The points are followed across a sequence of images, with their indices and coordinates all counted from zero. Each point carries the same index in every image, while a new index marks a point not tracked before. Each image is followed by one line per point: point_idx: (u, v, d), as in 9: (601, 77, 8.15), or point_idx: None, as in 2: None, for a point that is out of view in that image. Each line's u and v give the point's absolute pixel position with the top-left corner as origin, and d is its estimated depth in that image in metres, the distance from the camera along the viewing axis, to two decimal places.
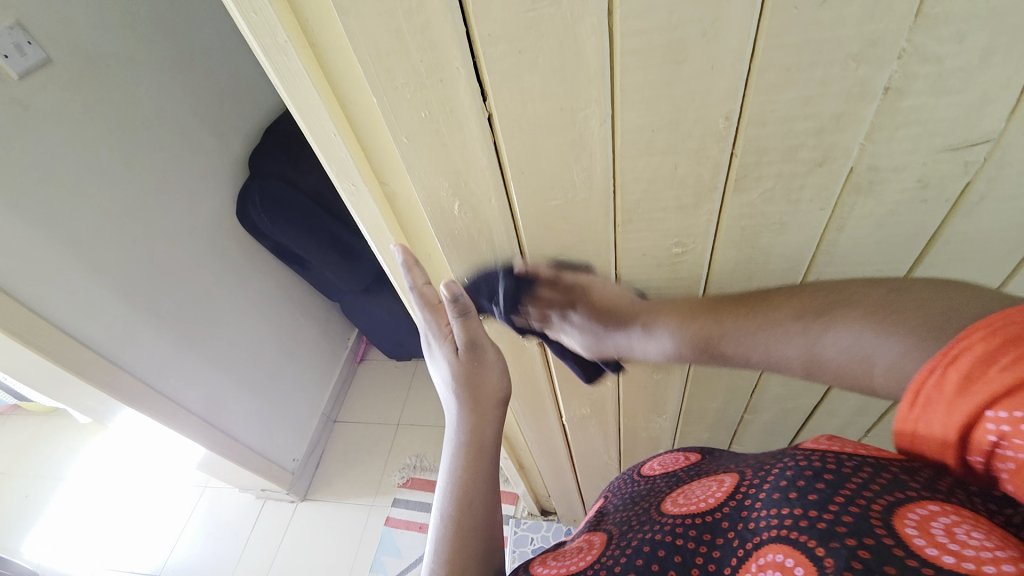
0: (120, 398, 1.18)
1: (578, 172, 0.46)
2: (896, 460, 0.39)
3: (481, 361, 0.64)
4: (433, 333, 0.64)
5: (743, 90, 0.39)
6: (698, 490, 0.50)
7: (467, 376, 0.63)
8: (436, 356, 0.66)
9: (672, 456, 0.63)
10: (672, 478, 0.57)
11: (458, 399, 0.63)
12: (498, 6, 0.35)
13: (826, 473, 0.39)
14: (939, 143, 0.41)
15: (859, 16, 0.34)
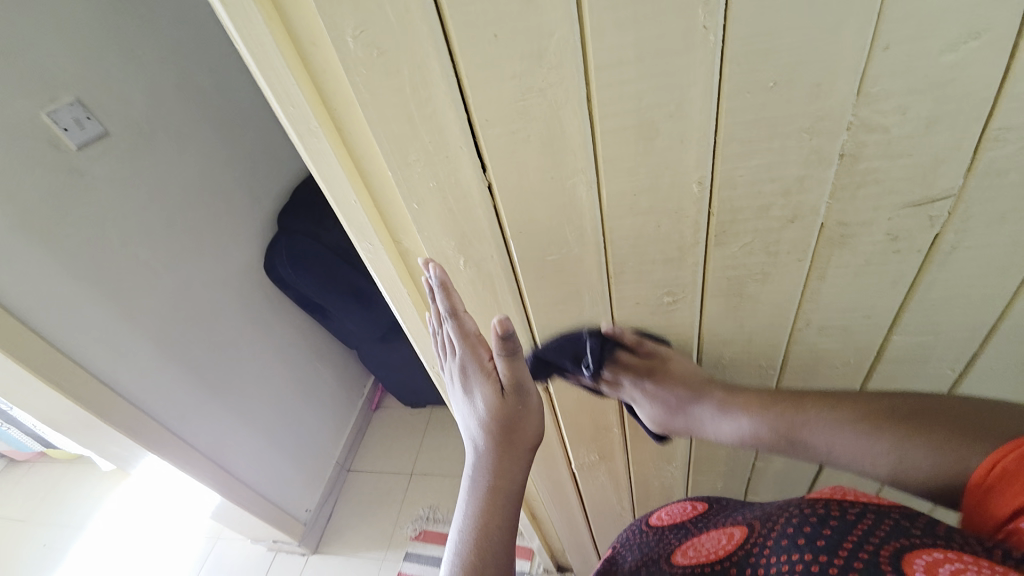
0: (143, 442, 1.22)
1: (571, 230, 0.51)
2: (896, 508, 0.43)
3: (516, 397, 0.62)
4: (474, 368, 0.62)
5: (712, 159, 0.44)
6: (709, 543, 0.53)
7: (499, 413, 0.61)
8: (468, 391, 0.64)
9: (678, 505, 0.64)
10: (681, 529, 0.58)
11: (485, 433, 0.62)
12: (493, 97, 0.42)
13: (831, 521, 0.43)
14: (900, 200, 0.45)
15: (805, 98, 0.39)
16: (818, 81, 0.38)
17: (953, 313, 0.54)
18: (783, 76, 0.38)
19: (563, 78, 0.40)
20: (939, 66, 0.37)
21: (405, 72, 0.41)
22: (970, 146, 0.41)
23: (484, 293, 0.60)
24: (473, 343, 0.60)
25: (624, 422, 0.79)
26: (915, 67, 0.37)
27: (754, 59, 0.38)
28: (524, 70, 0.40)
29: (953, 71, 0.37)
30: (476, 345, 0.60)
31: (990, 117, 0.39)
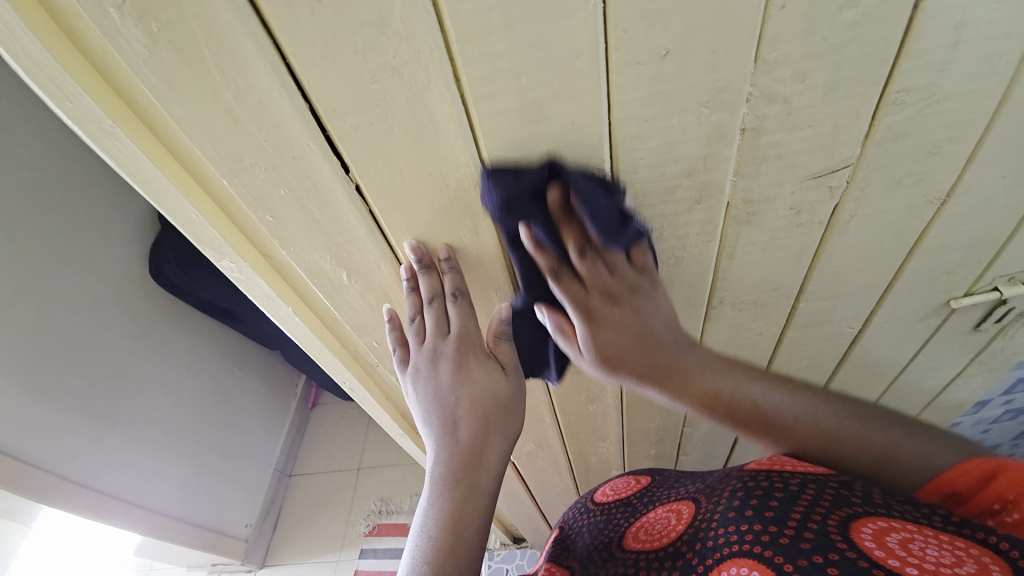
0: (34, 496, 1.01)
1: (464, 231, 0.45)
2: (832, 478, 0.42)
3: (494, 367, 0.49)
4: (458, 340, 0.49)
5: (609, 142, 0.39)
6: (660, 525, 0.48)
7: (471, 394, 0.48)
8: (420, 378, 0.49)
9: (623, 480, 0.61)
10: (628, 508, 0.54)
11: (446, 423, 0.47)
12: (334, 82, 0.33)
13: (776, 493, 0.41)
14: (803, 171, 0.42)
15: (701, 68, 0.34)
16: (714, 47, 0.33)
17: (854, 277, 0.55)
18: (677, 44, 0.33)
19: (418, 54, 0.32)
20: (837, 27, 0.33)
21: (207, 53, 0.31)
22: (868, 112, 0.38)
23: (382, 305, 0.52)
24: (433, 311, 0.49)
25: (555, 411, 0.76)
26: (812, 28, 0.33)
27: (640, 24, 0.32)
28: (368, 44, 0.31)
29: (853, 31, 0.33)
30: (437, 311, 0.49)
31: (889, 80, 0.36)
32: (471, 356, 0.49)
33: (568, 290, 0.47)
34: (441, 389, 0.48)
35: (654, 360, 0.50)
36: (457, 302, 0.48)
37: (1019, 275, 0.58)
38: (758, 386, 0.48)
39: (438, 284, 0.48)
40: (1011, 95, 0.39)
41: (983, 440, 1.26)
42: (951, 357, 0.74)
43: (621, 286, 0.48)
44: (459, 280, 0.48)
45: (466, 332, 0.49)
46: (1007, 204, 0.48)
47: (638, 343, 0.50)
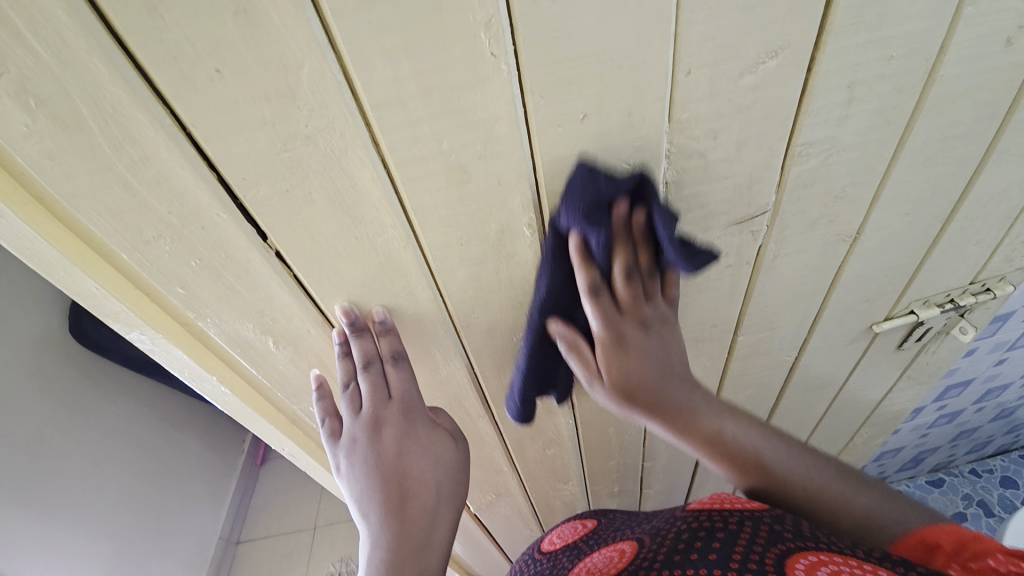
0: None
1: (398, 291, 0.43)
2: (767, 511, 0.47)
3: (438, 433, 0.50)
4: (397, 409, 0.47)
5: (539, 199, 0.39)
6: (602, 562, 0.54)
7: (414, 467, 0.47)
8: (358, 451, 0.47)
9: (569, 526, 0.67)
10: (573, 551, 0.60)
11: (390, 499, 0.46)
12: (242, 151, 0.31)
13: (719, 535, 0.46)
14: (726, 218, 0.44)
15: (620, 130, 0.35)
16: (629, 110, 0.34)
17: (786, 311, 0.57)
18: (593, 108, 0.34)
19: (329, 121, 0.31)
20: (740, 90, 0.35)
21: (96, 127, 0.29)
22: (778, 163, 0.41)
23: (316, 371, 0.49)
24: (369, 377, 0.46)
25: (512, 458, 0.74)
26: (718, 90, 0.35)
27: (556, 91, 0.32)
28: (274, 113, 0.30)
29: (754, 93, 0.35)
30: (374, 378, 0.46)
31: (793, 134, 0.39)
32: (415, 422, 0.48)
33: (600, 309, 0.43)
34: (383, 462, 0.46)
35: (671, 392, 0.47)
36: (395, 365, 0.46)
37: (931, 298, 0.62)
38: (732, 423, 0.47)
39: (373, 349, 0.45)
40: (903, 143, 0.42)
41: (923, 444, 1.34)
42: (882, 374, 0.78)
43: (655, 314, 0.45)
44: (396, 343, 0.46)
45: (407, 397, 0.47)
46: (912, 237, 0.52)
47: (661, 379, 0.47)
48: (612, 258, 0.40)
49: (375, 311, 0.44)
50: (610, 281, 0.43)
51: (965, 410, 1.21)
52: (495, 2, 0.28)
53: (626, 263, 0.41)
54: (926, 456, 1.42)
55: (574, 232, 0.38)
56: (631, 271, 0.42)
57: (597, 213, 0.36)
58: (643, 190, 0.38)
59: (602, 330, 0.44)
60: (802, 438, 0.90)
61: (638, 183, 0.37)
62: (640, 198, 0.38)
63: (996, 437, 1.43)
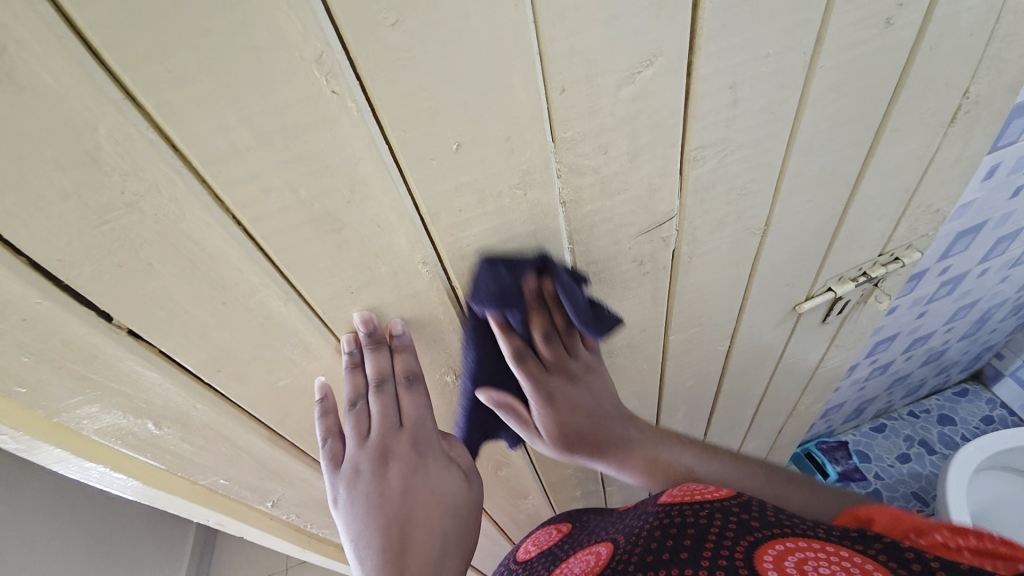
0: None
1: (290, 348, 0.39)
2: (733, 500, 0.44)
3: (449, 470, 0.46)
4: (404, 434, 0.45)
5: (430, 237, 0.36)
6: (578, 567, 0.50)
7: (421, 507, 0.43)
8: (359, 485, 0.43)
9: (544, 532, 0.66)
10: (549, 557, 0.58)
11: (390, 546, 0.41)
12: (50, 230, 0.26)
13: (688, 529, 0.42)
14: (633, 228, 0.43)
15: (500, 156, 0.33)
16: (507, 134, 0.32)
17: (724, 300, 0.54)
18: (466, 136, 0.31)
19: (155, 184, 0.27)
20: (621, 102, 0.33)
21: None
22: (675, 168, 0.39)
23: (219, 442, 0.44)
24: (380, 397, 0.43)
25: None
26: (598, 105, 0.33)
27: (420, 124, 0.29)
28: (81, 182, 0.25)
29: (637, 104, 0.34)
30: (386, 397, 0.43)
31: (685, 140, 0.38)
32: (426, 454, 0.46)
33: (526, 371, 0.49)
34: (383, 501, 0.43)
35: (604, 432, 0.56)
36: (409, 386, 0.44)
37: (845, 274, 0.64)
38: (666, 449, 0.56)
39: (387, 365, 0.42)
40: (794, 136, 0.42)
41: (863, 396, 1.42)
42: (813, 347, 0.81)
43: (578, 366, 0.52)
44: (411, 361, 0.43)
45: (419, 423, 0.45)
46: (819, 221, 0.53)
47: (587, 420, 0.55)
48: (528, 330, 0.46)
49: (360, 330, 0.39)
50: (532, 347, 0.48)
51: (895, 360, 1.29)
52: (323, 34, 0.24)
53: (543, 338, 0.48)
54: (868, 406, 1.51)
55: (490, 320, 0.42)
56: (550, 335, 0.48)
57: (509, 305, 0.41)
58: (544, 262, 0.41)
59: (533, 391, 0.51)
60: (749, 413, 0.92)
61: (539, 264, 0.41)
62: (545, 270, 0.42)
63: (928, 379, 1.54)
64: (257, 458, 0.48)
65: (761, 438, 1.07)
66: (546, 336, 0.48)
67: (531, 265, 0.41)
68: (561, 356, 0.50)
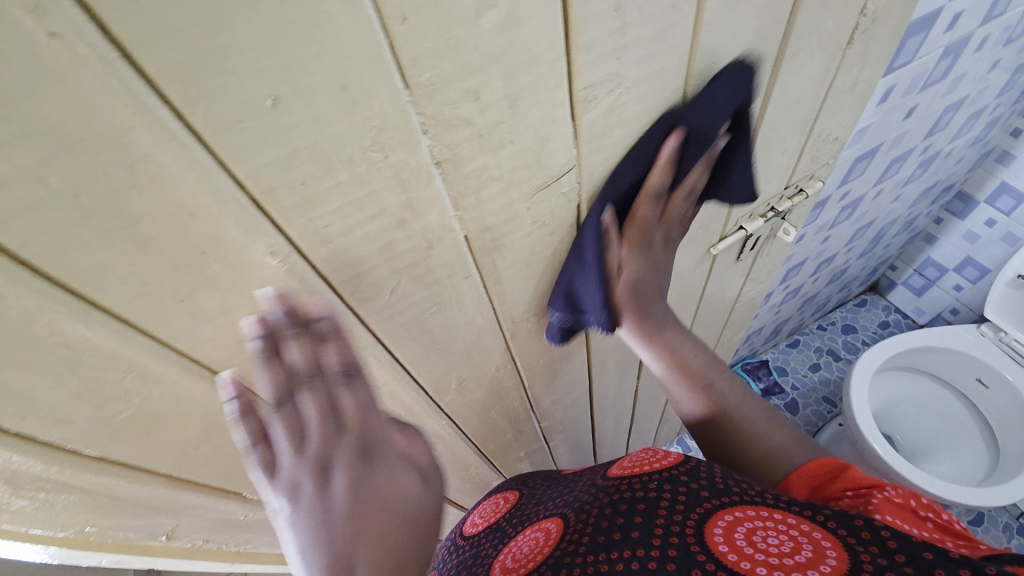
0: None
1: (118, 374, 0.31)
2: (681, 468, 0.50)
3: (409, 477, 0.41)
4: (353, 430, 0.39)
5: (271, 221, 0.28)
6: (527, 547, 0.52)
7: (375, 524, 0.38)
8: (294, 498, 0.37)
9: (492, 502, 0.67)
10: (496, 532, 0.59)
11: (332, 570, 0.35)
12: None
13: (640, 507, 0.47)
14: (529, 185, 0.38)
15: (338, 112, 0.26)
16: (341, 82, 0.25)
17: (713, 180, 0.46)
18: (283, 88, 0.24)
19: None
20: (484, 33, 0.27)
21: None
22: (565, 113, 0.34)
23: (66, 488, 0.37)
24: (314, 394, 0.37)
25: None
26: (455, 38, 0.26)
27: (207, 74, 0.22)
28: None
29: (505, 34, 0.28)
30: (322, 394, 0.38)
31: (571, 78, 0.32)
32: (376, 457, 0.40)
33: (631, 235, 0.47)
34: (326, 517, 0.37)
35: (636, 296, 0.52)
36: (348, 381, 0.38)
37: (754, 211, 0.64)
38: (689, 347, 0.56)
39: (316, 356, 0.36)
40: (693, 68, 0.38)
41: (779, 318, 1.53)
42: (730, 284, 0.83)
43: (654, 236, 0.49)
44: (348, 351, 0.37)
45: (368, 422, 0.39)
46: None
47: (635, 290, 0.51)
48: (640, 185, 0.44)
49: (268, 304, 0.33)
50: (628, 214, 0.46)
51: (804, 283, 1.39)
52: None
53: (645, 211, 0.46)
54: (784, 326, 1.63)
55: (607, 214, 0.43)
56: (654, 205, 0.46)
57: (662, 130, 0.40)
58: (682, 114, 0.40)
59: (624, 253, 0.48)
60: None
61: None
62: (677, 126, 0.40)
63: (833, 295, 1.68)
64: (122, 497, 0.41)
65: None
66: (654, 198, 0.45)
67: (662, 124, 0.40)
68: (646, 226, 0.47)
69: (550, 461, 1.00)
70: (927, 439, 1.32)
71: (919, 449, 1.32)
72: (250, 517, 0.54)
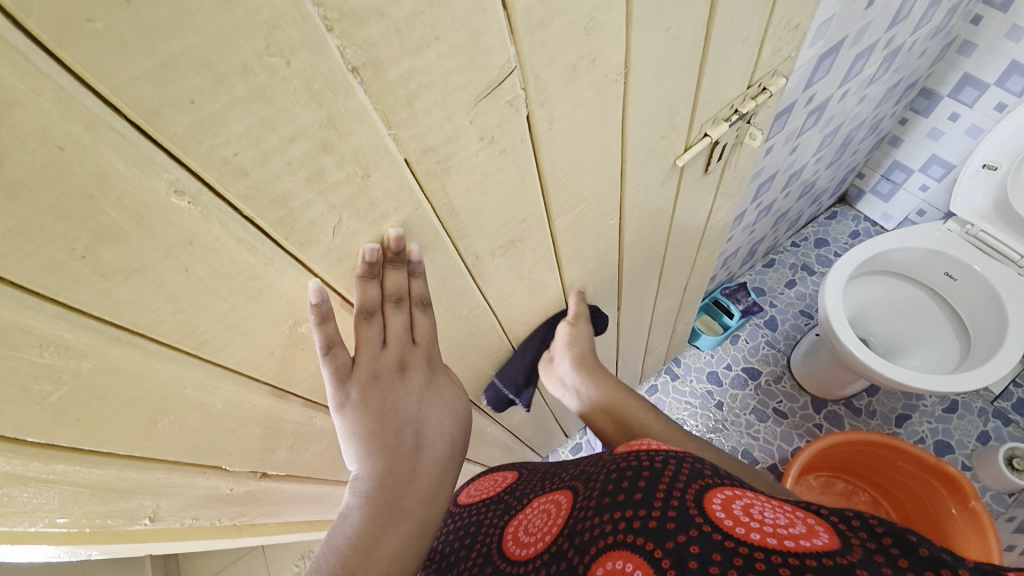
0: None
1: (33, 350, 0.28)
2: (686, 451, 0.50)
3: (455, 390, 0.51)
4: (416, 348, 0.46)
5: (163, 149, 0.25)
6: (540, 521, 0.52)
7: (434, 416, 0.48)
8: (375, 389, 0.44)
9: (489, 479, 0.68)
10: (500, 505, 0.60)
11: (397, 447, 0.45)
12: None
13: (644, 472, 0.47)
14: (467, 95, 0.34)
15: (214, 7, 0.22)
16: None
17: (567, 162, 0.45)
18: None
19: None
20: None
21: None
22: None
23: (17, 481, 0.35)
24: (400, 312, 0.44)
25: None
26: None
27: None
28: None
29: None
30: (407, 313, 0.44)
31: None
32: (438, 372, 0.49)
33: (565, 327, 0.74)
34: (395, 409, 0.45)
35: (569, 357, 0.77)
36: (424, 310, 0.45)
37: (717, 116, 0.61)
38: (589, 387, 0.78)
39: (406, 285, 0.43)
40: None
41: (754, 238, 1.54)
42: (699, 203, 0.81)
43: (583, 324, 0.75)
44: (426, 287, 0.44)
45: (432, 344, 0.47)
46: (683, 56, 0.46)
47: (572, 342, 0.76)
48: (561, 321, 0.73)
49: (371, 247, 0.38)
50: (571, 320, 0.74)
51: (776, 199, 1.39)
52: None
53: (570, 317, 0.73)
54: (759, 246, 1.64)
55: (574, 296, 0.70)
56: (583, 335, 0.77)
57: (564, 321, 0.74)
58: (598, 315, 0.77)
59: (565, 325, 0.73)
60: (654, 280, 0.94)
61: None
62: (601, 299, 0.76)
63: (804, 210, 1.68)
64: (89, 484, 0.39)
65: (671, 298, 1.11)
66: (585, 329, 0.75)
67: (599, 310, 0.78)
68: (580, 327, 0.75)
69: (541, 402, 1.01)
70: (898, 337, 1.37)
71: (892, 347, 1.38)
72: (236, 490, 0.53)
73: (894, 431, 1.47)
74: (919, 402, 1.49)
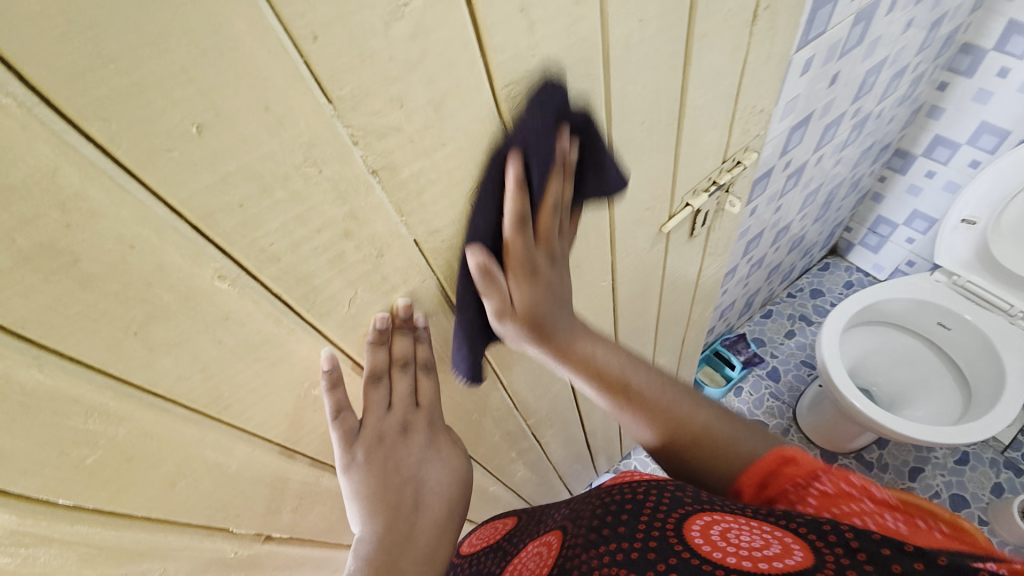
0: None
1: (79, 417, 0.32)
2: (667, 480, 0.51)
3: (456, 449, 0.52)
4: (419, 409, 0.49)
5: (213, 243, 0.29)
6: (532, 562, 0.52)
7: (435, 476, 0.50)
8: (378, 452, 0.46)
9: (490, 527, 0.68)
10: (498, 552, 0.60)
11: (398, 508, 0.46)
12: None
13: (629, 507, 0.49)
14: (469, 185, 0.39)
15: (265, 135, 0.27)
16: (262, 103, 0.26)
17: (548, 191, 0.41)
18: (206, 114, 0.25)
19: None
20: (397, 44, 0.28)
21: None
22: (491, 110, 0.35)
23: (41, 543, 0.37)
24: (404, 376, 0.47)
25: None
26: (367, 48, 0.27)
27: (125, 109, 0.22)
28: None
29: (417, 41, 0.29)
30: (410, 376, 0.47)
31: (490, 76, 0.34)
32: (439, 432, 0.51)
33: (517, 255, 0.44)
34: (397, 469, 0.47)
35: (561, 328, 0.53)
36: (427, 373, 0.48)
37: (697, 187, 0.67)
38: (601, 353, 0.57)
39: (412, 351, 0.46)
40: (608, 57, 0.40)
41: (749, 291, 1.58)
42: (688, 261, 0.86)
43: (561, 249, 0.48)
44: (430, 353, 0.47)
45: (434, 405, 0.50)
46: (659, 141, 0.53)
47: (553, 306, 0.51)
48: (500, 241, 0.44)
49: (384, 316, 0.42)
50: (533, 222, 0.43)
51: (766, 253, 1.44)
52: None
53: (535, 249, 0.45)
54: (755, 297, 1.68)
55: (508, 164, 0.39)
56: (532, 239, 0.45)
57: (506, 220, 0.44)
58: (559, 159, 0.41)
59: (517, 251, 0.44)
60: (651, 335, 0.97)
61: None
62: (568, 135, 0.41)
63: (796, 263, 1.74)
64: (106, 546, 0.41)
65: (670, 351, 1.14)
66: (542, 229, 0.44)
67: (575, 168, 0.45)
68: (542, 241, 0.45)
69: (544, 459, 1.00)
70: (901, 387, 1.38)
71: (896, 397, 1.38)
72: (241, 553, 0.53)
73: (908, 485, 1.43)
74: (930, 454, 1.46)
